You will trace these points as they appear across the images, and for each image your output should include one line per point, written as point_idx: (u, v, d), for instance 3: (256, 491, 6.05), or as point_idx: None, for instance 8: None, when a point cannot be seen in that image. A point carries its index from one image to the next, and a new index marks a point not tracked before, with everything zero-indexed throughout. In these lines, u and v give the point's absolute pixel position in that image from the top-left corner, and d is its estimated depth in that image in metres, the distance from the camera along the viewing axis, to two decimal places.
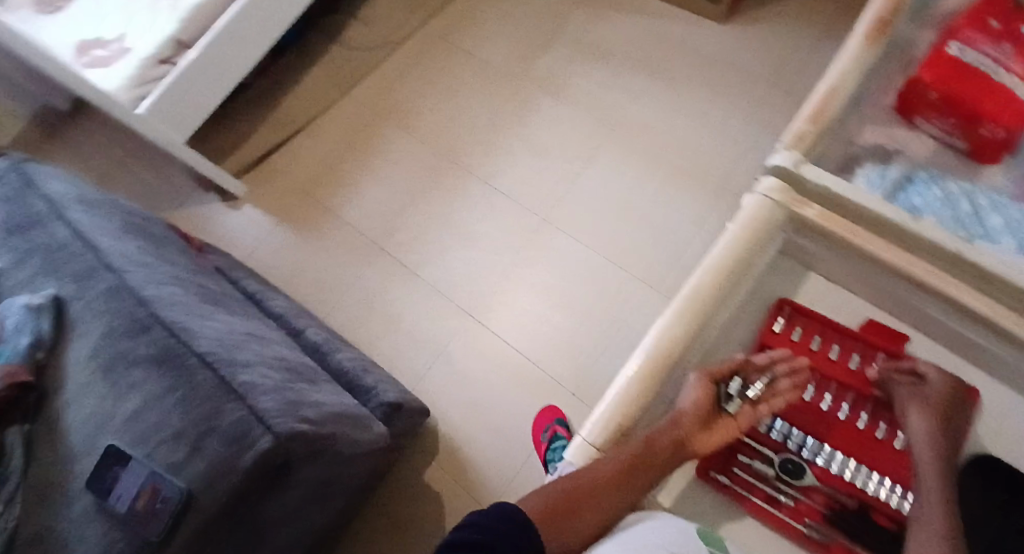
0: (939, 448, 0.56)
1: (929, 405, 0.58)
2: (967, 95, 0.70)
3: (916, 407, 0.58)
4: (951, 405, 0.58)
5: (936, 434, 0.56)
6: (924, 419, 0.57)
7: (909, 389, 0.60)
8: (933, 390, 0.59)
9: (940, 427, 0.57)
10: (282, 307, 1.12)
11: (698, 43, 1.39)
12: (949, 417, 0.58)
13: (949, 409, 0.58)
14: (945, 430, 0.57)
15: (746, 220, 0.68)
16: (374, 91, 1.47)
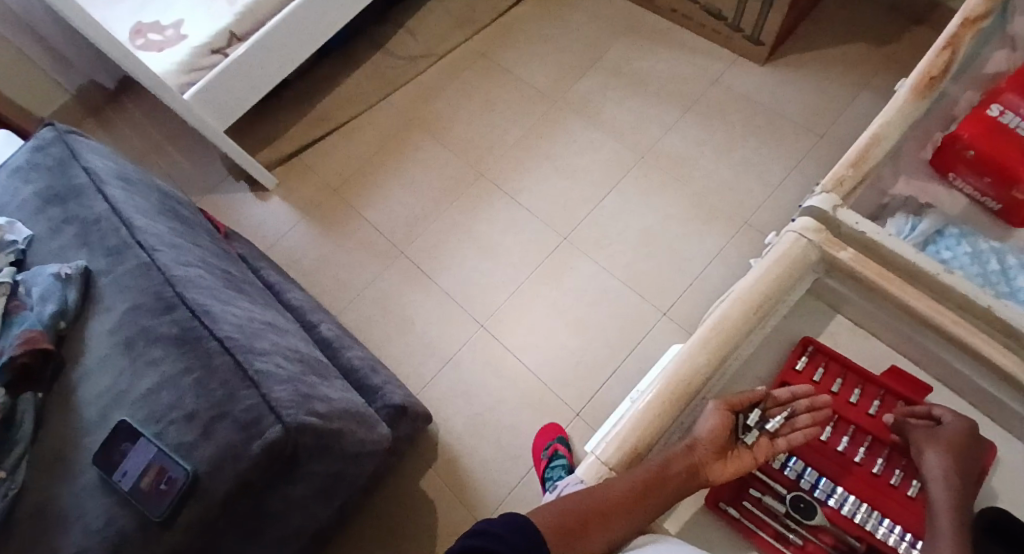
0: (954, 490, 0.52)
1: (946, 448, 0.54)
2: (1002, 156, 0.77)
3: (933, 450, 0.54)
4: (972, 451, 0.54)
5: (953, 479, 0.52)
6: (940, 462, 0.53)
7: (925, 431, 0.56)
8: (953, 434, 0.54)
9: (957, 471, 0.53)
10: (299, 301, 1.13)
11: (735, 82, 1.44)
12: (971, 464, 0.54)
13: (969, 456, 0.54)
14: (964, 476, 0.53)
15: (778, 257, 0.62)
16: (410, 99, 1.55)
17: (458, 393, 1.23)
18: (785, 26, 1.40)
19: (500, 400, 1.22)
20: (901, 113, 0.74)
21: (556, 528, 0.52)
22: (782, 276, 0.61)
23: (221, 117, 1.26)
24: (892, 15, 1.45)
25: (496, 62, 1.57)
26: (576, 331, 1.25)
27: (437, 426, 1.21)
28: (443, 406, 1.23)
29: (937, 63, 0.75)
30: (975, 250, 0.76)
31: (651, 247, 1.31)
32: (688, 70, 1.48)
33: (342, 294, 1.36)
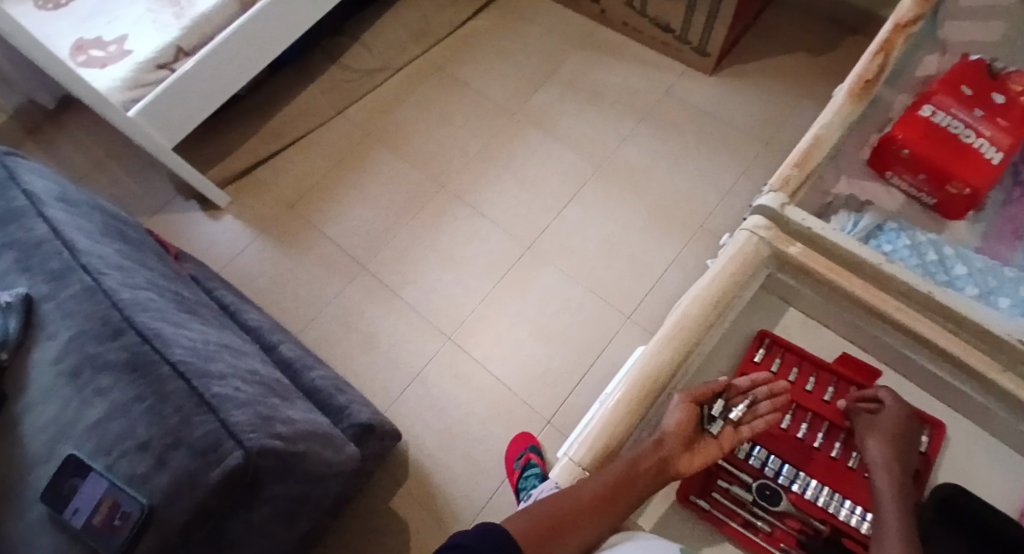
0: (893, 473, 0.55)
1: (885, 432, 0.57)
2: (935, 156, 0.82)
3: (873, 434, 0.57)
4: (909, 432, 0.57)
5: (893, 461, 0.55)
6: (880, 445, 0.56)
7: (865, 417, 0.59)
8: (891, 418, 0.57)
9: (896, 453, 0.56)
10: (257, 321, 1.09)
11: (685, 91, 1.49)
12: (909, 445, 0.57)
13: (907, 436, 0.57)
14: (903, 456, 0.56)
15: (733, 255, 0.64)
16: (367, 113, 1.54)
17: (427, 408, 1.22)
18: (730, 38, 1.46)
19: (470, 412, 1.21)
20: (839, 115, 0.78)
21: (528, 534, 0.52)
22: (738, 272, 0.63)
23: (169, 133, 1.23)
24: (828, 26, 1.53)
25: (454, 75, 1.58)
26: (543, 339, 1.26)
27: (406, 442, 1.19)
28: (411, 421, 1.21)
29: (871, 68, 0.80)
30: (914, 242, 0.80)
31: (613, 253, 1.33)
32: (641, 81, 1.52)
33: (303, 312, 1.33)
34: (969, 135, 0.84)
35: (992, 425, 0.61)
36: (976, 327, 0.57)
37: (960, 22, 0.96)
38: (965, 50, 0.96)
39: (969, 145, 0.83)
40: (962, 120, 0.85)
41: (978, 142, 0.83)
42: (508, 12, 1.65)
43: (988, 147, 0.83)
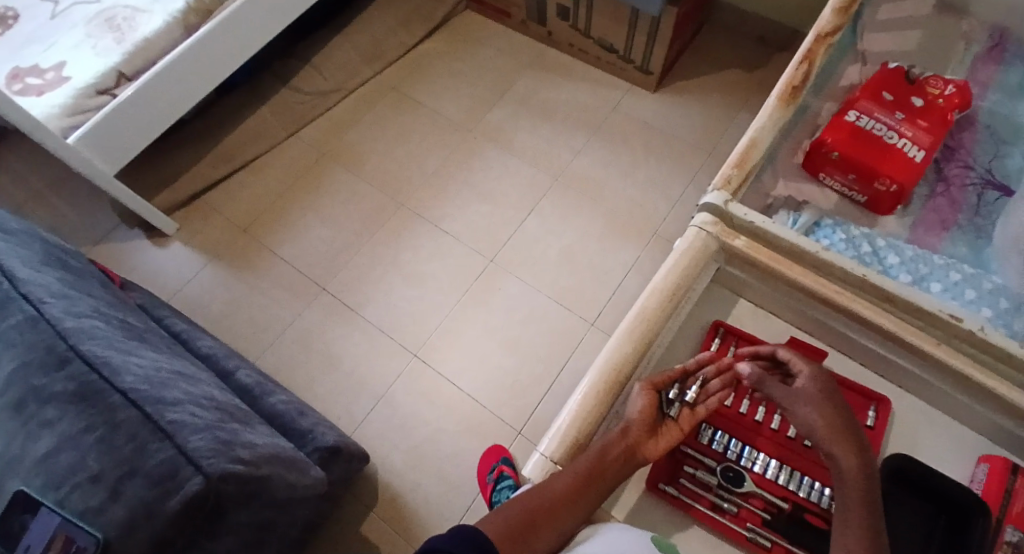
0: (837, 443, 0.54)
1: (811, 404, 0.57)
2: (862, 156, 0.88)
3: (802, 408, 0.57)
4: (834, 394, 0.57)
5: (831, 432, 0.55)
6: (815, 417, 0.56)
7: (790, 391, 0.58)
8: (813, 387, 0.57)
9: (830, 421, 0.55)
10: (212, 348, 1.05)
11: (631, 106, 1.55)
12: (839, 406, 0.57)
13: (834, 400, 0.57)
14: (840, 421, 0.55)
15: (684, 250, 0.68)
16: (320, 135, 1.54)
17: (395, 426, 1.20)
18: (670, 56, 1.53)
19: (439, 428, 1.20)
20: (772, 119, 0.82)
21: (502, 532, 0.53)
22: (690, 265, 0.66)
23: (111, 160, 1.19)
24: (760, 42, 1.62)
25: (407, 96, 1.59)
26: (508, 350, 1.27)
27: (374, 463, 1.17)
28: (379, 442, 1.19)
29: (797, 75, 0.86)
30: (849, 236, 0.85)
31: (572, 264, 1.36)
32: (590, 98, 1.57)
33: (261, 337, 1.30)
34: (892, 135, 0.90)
35: (932, 397, 0.66)
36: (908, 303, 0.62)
37: (876, 34, 1.05)
38: (883, 59, 1.04)
39: (891, 145, 0.89)
40: (884, 122, 0.92)
41: (901, 142, 0.90)
42: (457, 35, 1.69)
43: (911, 146, 0.90)
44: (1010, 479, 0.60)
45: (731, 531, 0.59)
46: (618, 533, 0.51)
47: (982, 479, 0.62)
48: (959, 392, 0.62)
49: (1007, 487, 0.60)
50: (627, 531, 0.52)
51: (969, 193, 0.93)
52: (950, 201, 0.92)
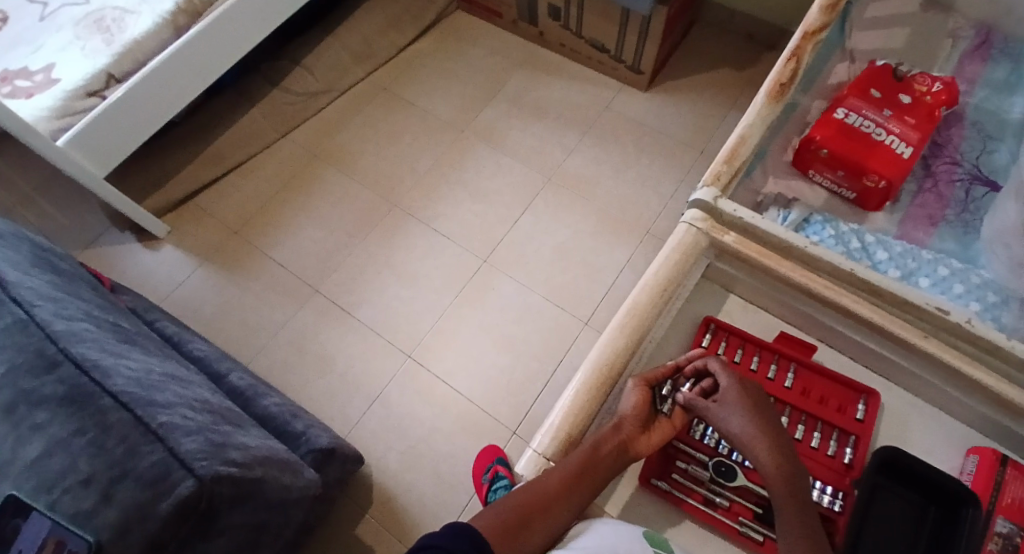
0: (766, 448, 0.54)
1: (735, 410, 0.56)
2: (851, 153, 0.89)
3: (726, 415, 0.57)
4: (754, 397, 0.57)
5: (756, 435, 0.55)
6: (740, 426, 0.56)
7: (713, 405, 0.58)
8: (733, 394, 0.57)
9: (756, 424, 0.56)
10: (203, 351, 1.05)
11: (624, 105, 1.56)
12: (761, 411, 0.57)
13: (753, 402, 0.57)
14: (763, 423, 0.56)
15: (675, 245, 0.68)
16: (312, 135, 1.54)
17: (390, 427, 1.20)
18: (662, 55, 1.54)
19: (434, 429, 1.20)
20: (761, 116, 0.83)
21: (495, 529, 0.52)
22: (681, 261, 0.67)
23: (101, 163, 1.19)
24: (751, 41, 1.64)
25: (399, 96, 1.59)
26: (503, 349, 1.27)
27: (369, 464, 1.17)
28: (374, 443, 1.19)
29: (785, 72, 0.86)
30: (838, 232, 0.86)
31: (567, 262, 1.36)
32: (581, 97, 1.58)
33: (253, 339, 1.30)
34: (881, 132, 0.91)
35: (922, 389, 0.66)
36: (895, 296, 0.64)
37: (863, 31, 1.06)
38: (870, 56, 1.05)
39: (880, 142, 0.90)
40: (873, 119, 0.92)
41: (890, 140, 0.91)
42: (448, 35, 1.69)
43: (899, 142, 0.90)
44: (999, 471, 0.61)
45: (723, 525, 0.59)
46: (613, 528, 0.51)
47: (971, 470, 0.62)
48: (946, 383, 0.63)
49: (996, 479, 0.60)
50: (617, 527, 0.51)
51: (957, 187, 0.94)
52: (938, 196, 0.93)
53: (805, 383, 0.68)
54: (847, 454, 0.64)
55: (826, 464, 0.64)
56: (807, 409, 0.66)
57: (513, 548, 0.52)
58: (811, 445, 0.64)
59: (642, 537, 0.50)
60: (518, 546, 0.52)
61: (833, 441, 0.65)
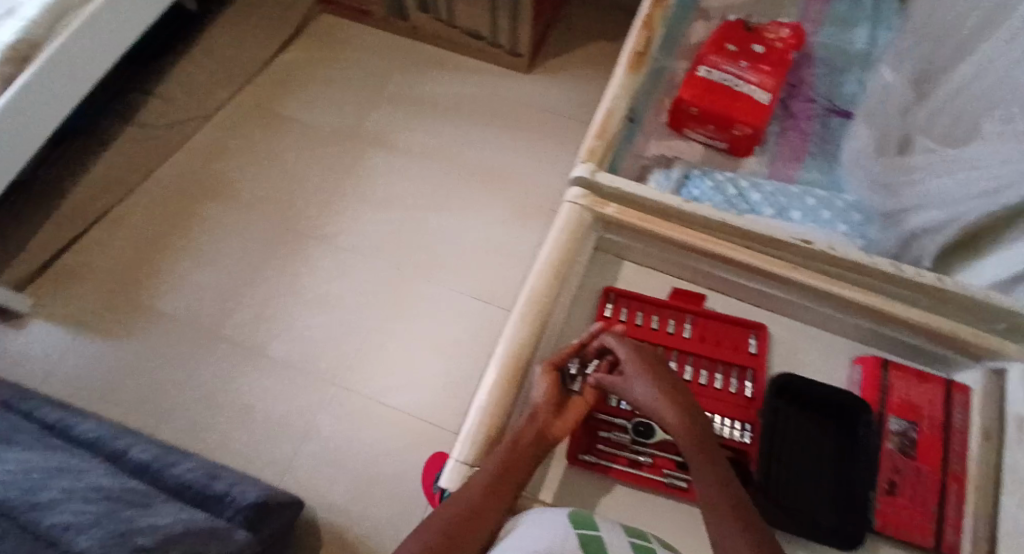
0: (671, 409, 0.59)
1: (639, 379, 0.61)
2: (718, 107, 0.92)
3: (632, 384, 0.61)
4: (654, 364, 0.62)
5: (662, 398, 0.59)
6: (645, 394, 0.60)
7: (619, 379, 0.62)
8: (635, 364, 0.61)
9: (659, 388, 0.60)
10: (95, 432, 0.97)
11: (510, 89, 1.56)
12: (663, 375, 0.61)
13: (654, 368, 0.62)
14: (666, 386, 0.60)
15: (562, 225, 0.70)
16: (184, 171, 1.44)
17: (329, 461, 1.16)
18: (537, 36, 1.55)
19: (376, 452, 1.17)
20: (623, 86, 0.85)
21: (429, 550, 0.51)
22: (570, 241, 0.69)
23: None
24: (619, 11, 1.69)
25: (275, 113, 1.52)
26: (434, 354, 1.25)
27: (313, 504, 1.12)
28: (314, 481, 1.14)
29: (638, 41, 0.89)
30: (716, 183, 0.91)
31: (483, 255, 1.35)
32: (465, 87, 1.56)
33: (161, 401, 1.21)
34: (743, 83, 0.95)
35: (806, 316, 0.72)
36: (763, 237, 0.69)
37: None
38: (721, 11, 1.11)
39: (742, 92, 0.94)
40: (733, 72, 0.96)
41: (753, 89, 0.95)
42: (318, 42, 1.62)
43: (759, 92, 0.94)
44: (883, 374, 0.67)
45: (651, 482, 0.62)
46: (532, 525, 0.51)
47: (858, 378, 0.68)
48: (822, 305, 0.69)
49: (882, 381, 0.66)
50: (541, 521, 0.51)
51: (815, 122, 1.00)
52: (799, 133, 1.00)
53: (702, 330, 0.71)
54: (748, 388, 0.68)
55: (731, 401, 0.67)
56: (709, 354, 0.70)
57: None
58: (716, 388, 0.68)
59: (568, 524, 0.50)
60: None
61: (734, 379, 0.69)
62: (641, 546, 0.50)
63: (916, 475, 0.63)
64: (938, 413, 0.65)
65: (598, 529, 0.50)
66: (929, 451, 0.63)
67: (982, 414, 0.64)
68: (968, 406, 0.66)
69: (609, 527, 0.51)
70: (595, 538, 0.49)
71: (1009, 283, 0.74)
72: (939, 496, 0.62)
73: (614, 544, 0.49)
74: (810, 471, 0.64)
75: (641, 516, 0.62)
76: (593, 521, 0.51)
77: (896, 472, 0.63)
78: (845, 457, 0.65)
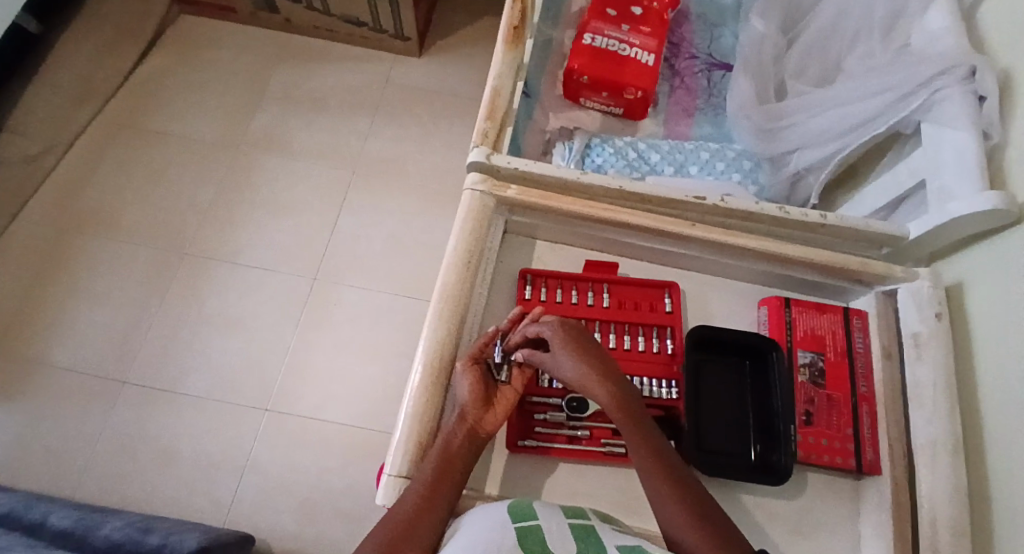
0: (599, 383, 0.60)
1: (565, 356, 0.61)
2: (607, 73, 0.91)
3: (559, 363, 0.61)
4: (579, 338, 0.62)
5: (588, 374, 0.60)
6: (574, 371, 0.61)
7: (547, 358, 0.62)
8: (559, 342, 0.61)
9: (584, 363, 0.61)
10: (6, 507, 0.90)
11: (404, 76, 1.51)
12: (588, 347, 0.62)
13: (579, 343, 0.62)
14: (590, 361, 0.61)
15: (465, 214, 0.68)
16: (51, 208, 1.31)
17: (272, 490, 1.11)
18: (423, 17, 1.50)
19: (324, 470, 1.12)
20: (506, 62, 0.82)
21: None
22: (475, 230, 0.67)
23: None
24: None
25: (148, 130, 1.40)
26: (368, 359, 1.21)
27: (263, 537, 1.07)
28: (261, 514, 1.09)
29: (514, 14, 0.86)
30: (617, 148, 0.91)
31: (402, 250, 1.32)
32: (356, 78, 1.50)
33: (71, 463, 1.11)
34: (627, 46, 0.94)
35: (714, 268, 0.75)
36: (660, 199, 0.72)
37: None
38: None
39: (628, 55, 0.93)
40: (616, 36, 0.95)
41: (638, 51, 0.94)
42: (184, 46, 1.50)
43: (643, 53, 0.94)
44: (787, 312, 0.71)
45: (591, 454, 0.64)
46: (471, 528, 0.51)
47: (766, 320, 0.72)
48: (725, 256, 0.73)
49: (787, 319, 0.70)
50: (482, 519, 0.51)
51: (700, 78, 1.01)
52: (687, 90, 1.00)
53: (619, 297, 0.73)
54: (668, 346, 0.70)
55: (654, 361, 0.70)
56: (629, 320, 0.71)
57: None
58: (640, 350, 0.70)
59: (506, 518, 0.50)
60: None
61: (655, 339, 0.71)
62: (580, 526, 0.51)
63: (828, 402, 0.68)
64: (840, 342, 0.70)
65: (537, 518, 0.51)
66: (837, 378, 0.68)
67: (880, 337, 0.70)
68: (866, 330, 0.71)
69: (547, 513, 0.52)
70: (533, 528, 0.49)
71: (885, 211, 0.81)
72: (853, 418, 0.67)
73: (553, 529, 0.50)
74: (733, 413, 0.68)
75: (586, 489, 0.64)
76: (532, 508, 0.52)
77: (810, 402, 0.67)
78: (763, 395, 0.68)
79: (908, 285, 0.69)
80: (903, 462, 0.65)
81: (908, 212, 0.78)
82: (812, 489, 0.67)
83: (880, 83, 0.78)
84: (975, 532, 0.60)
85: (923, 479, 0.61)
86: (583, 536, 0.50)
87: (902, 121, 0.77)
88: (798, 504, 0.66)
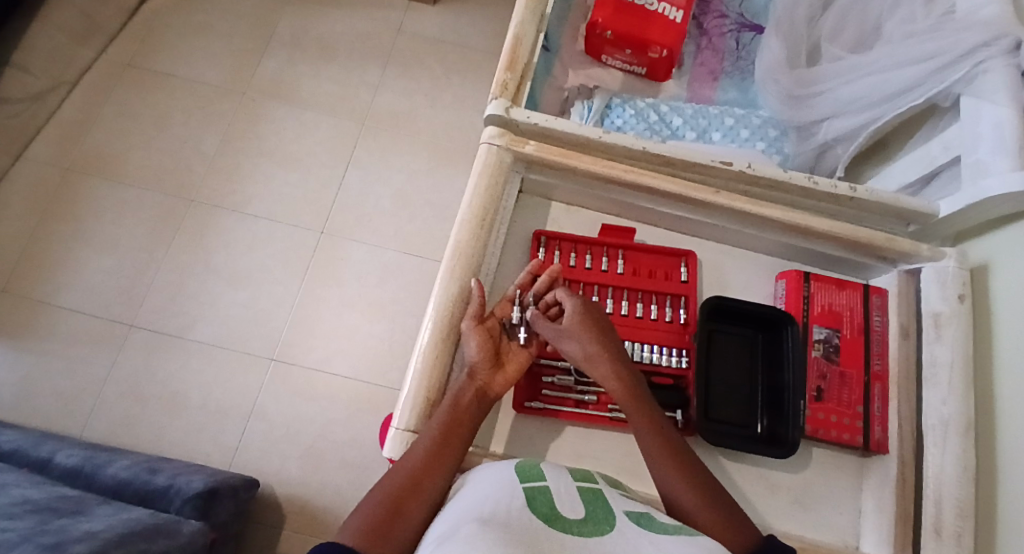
0: (605, 363, 0.60)
1: (574, 334, 0.61)
2: (630, 30, 0.87)
3: (566, 339, 0.62)
4: (596, 317, 0.63)
5: (593, 353, 0.61)
6: (578, 348, 0.61)
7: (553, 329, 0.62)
8: (575, 318, 0.62)
9: (591, 343, 0.61)
10: (13, 444, 0.91)
11: (417, 25, 1.45)
12: (599, 326, 0.62)
13: (591, 322, 0.62)
14: (599, 341, 0.61)
15: (480, 170, 0.66)
16: (57, 147, 1.29)
17: (279, 438, 1.12)
18: None
19: (328, 421, 1.13)
20: (528, 9, 0.78)
21: (370, 523, 0.50)
22: (490, 187, 0.65)
23: None
24: None
25: (155, 73, 1.37)
26: (375, 315, 1.21)
27: (269, 483, 1.09)
28: (266, 460, 1.11)
29: None
30: (637, 109, 0.87)
31: (410, 206, 1.30)
32: (368, 25, 1.44)
33: (80, 403, 1.13)
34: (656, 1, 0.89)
35: (731, 238, 0.73)
36: (682, 163, 0.69)
37: None
38: None
39: (655, 11, 0.88)
40: None
41: (666, 7, 0.89)
42: None
43: (671, 9, 0.89)
44: (805, 286, 0.69)
45: (597, 417, 0.63)
46: (478, 484, 0.51)
47: (783, 294, 0.71)
48: (744, 226, 0.71)
49: (804, 294, 0.69)
50: (492, 476, 0.51)
51: (728, 39, 0.96)
52: (714, 51, 0.95)
53: (633, 264, 0.71)
54: (682, 315, 0.69)
55: (666, 329, 0.69)
56: (642, 287, 0.70)
57: (395, 535, 0.50)
58: (651, 318, 0.69)
59: (515, 477, 0.50)
60: (399, 529, 0.50)
61: (668, 307, 0.70)
62: (588, 489, 0.51)
63: (841, 379, 0.67)
64: (858, 318, 0.69)
65: (545, 480, 0.51)
66: (851, 355, 0.67)
67: (898, 315, 0.69)
68: (885, 308, 0.70)
69: (555, 477, 0.52)
70: (541, 488, 0.50)
71: (915, 187, 0.78)
72: (864, 396, 0.66)
73: (562, 492, 0.50)
74: (740, 388, 0.68)
75: (590, 452, 0.64)
76: (541, 473, 0.52)
77: (822, 378, 0.66)
78: (773, 370, 0.68)
79: (933, 264, 0.67)
80: (912, 441, 0.64)
81: (938, 188, 0.75)
82: (816, 463, 0.67)
83: (919, 51, 0.72)
84: (981, 514, 0.60)
85: (932, 459, 0.61)
86: (591, 499, 0.50)
87: (941, 92, 0.72)
88: (801, 479, 0.66)
